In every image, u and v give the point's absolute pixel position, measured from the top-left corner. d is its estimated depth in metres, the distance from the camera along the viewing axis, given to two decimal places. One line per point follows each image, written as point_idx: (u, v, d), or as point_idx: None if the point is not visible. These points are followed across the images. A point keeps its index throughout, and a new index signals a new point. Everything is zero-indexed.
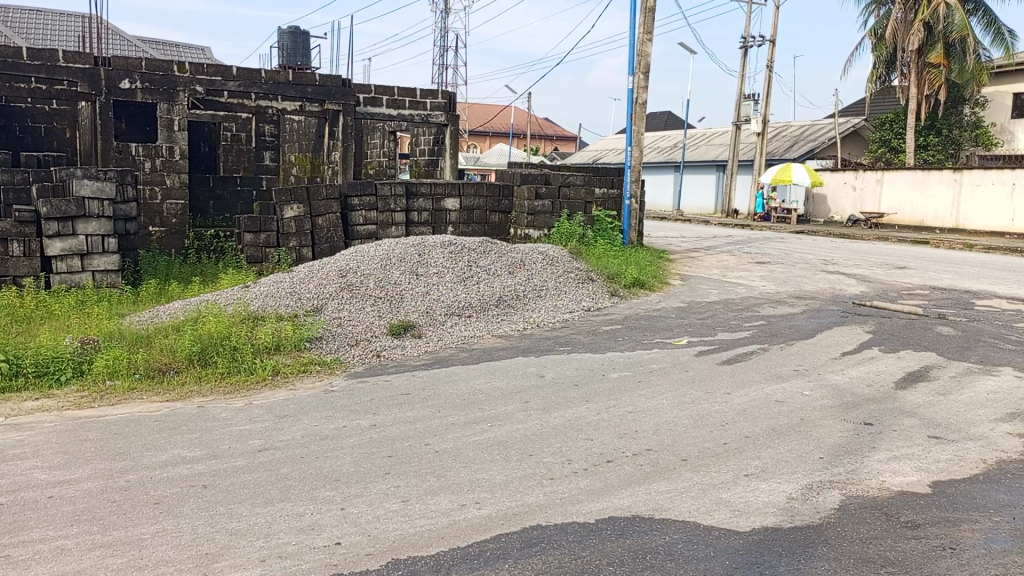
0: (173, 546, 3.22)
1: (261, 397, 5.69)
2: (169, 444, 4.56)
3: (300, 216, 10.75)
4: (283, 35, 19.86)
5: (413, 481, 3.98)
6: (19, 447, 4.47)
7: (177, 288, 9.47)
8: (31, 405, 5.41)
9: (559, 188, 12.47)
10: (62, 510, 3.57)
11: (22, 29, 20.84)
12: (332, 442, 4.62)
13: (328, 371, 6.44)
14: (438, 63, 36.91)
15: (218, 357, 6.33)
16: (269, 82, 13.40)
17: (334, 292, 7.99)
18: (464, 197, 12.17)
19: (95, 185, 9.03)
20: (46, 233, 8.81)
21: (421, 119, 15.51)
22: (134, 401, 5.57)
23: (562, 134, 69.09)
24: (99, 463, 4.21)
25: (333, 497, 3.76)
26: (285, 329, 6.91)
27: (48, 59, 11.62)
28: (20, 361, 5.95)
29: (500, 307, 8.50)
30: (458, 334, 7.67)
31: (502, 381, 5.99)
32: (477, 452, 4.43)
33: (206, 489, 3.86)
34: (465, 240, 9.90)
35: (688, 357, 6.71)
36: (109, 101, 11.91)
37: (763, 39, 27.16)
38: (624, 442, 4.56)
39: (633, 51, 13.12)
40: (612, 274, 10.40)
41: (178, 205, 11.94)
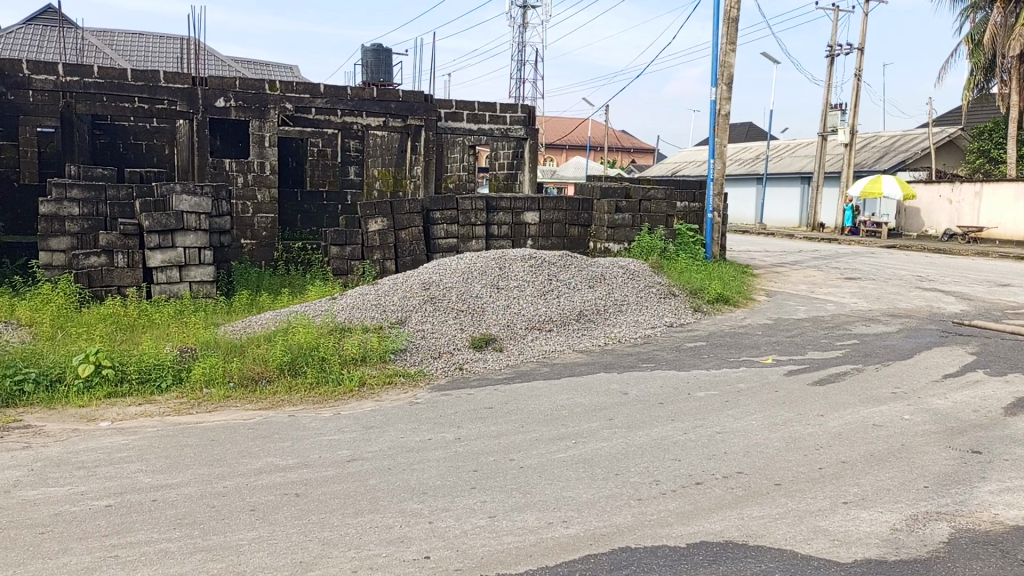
0: (269, 553, 3.30)
1: (348, 408, 5.80)
2: (263, 451, 4.70)
3: (384, 230, 11.03)
4: (366, 52, 20.40)
5: (500, 496, 3.98)
6: (125, 451, 4.69)
7: (267, 300, 9.81)
8: (135, 411, 5.67)
9: (640, 202, 12.30)
10: (165, 514, 3.71)
11: (125, 52, 22.00)
12: (418, 454, 4.67)
13: (412, 383, 6.53)
14: (515, 76, 37.23)
15: (308, 367, 6.51)
16: (354, 99, 13.65)
17: (418, 304, 8.10)
18: (544, 211, 12.20)
19: (193, 201, 9.43)
20: (148, 245, 9.25)
21: (500, 134, 15.69)
22: (230, 409, 5.78)
23: (640, 146, 68.51)
24: (198, 468, 4.37)
25: (421, 510, 3.79)
26: (371, 341, 7.05)
27: (150, 80, 12.17)
28: (125, 368, 6.22)
29: (581, 321, 8.45)
30: (539, 347, 7.66)
31: (585, 398, 5.93)
32: (563, 469, 4.39)
33: (299, 497, 3.95)
34: (546, 254, 9.92)
35: (777, 377, 6.51)
36: (205, 119, 12.46)
37: (852, 47, 26.30)
38: (713, 464, 4.45)
39: (715, 63, 12.92)
40: (695, 289, 10.20)
41: (269, 218, 12.51)
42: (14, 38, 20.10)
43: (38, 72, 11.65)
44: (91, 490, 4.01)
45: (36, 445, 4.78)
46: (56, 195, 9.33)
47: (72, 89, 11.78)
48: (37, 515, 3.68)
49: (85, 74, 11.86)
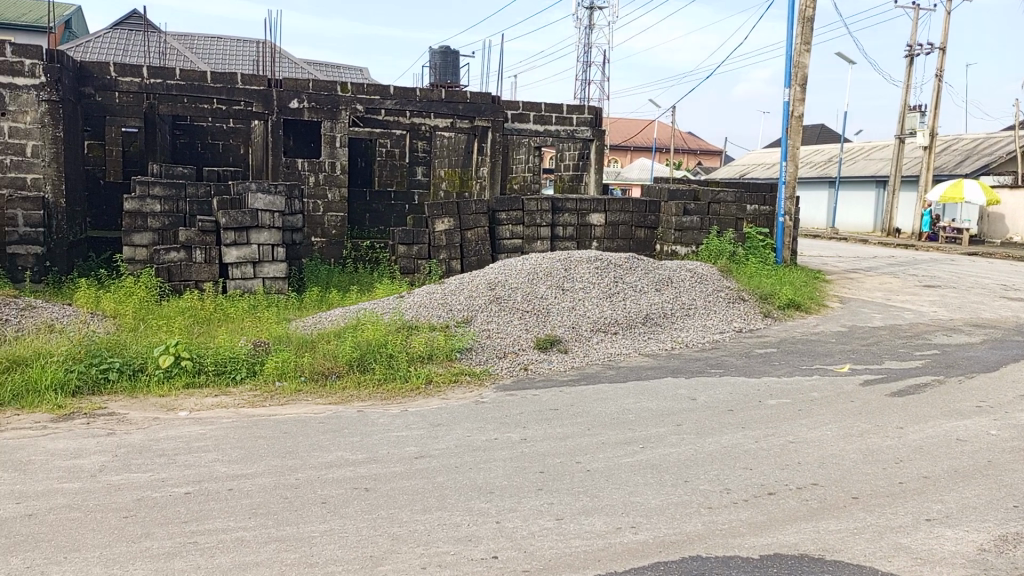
0: (341, 546, 3.35)
1: (415, 405, 5.86)
2: (334, 445, 4.78)
3: (450, 230, 11.15)
4: (434, 54, 20.64)
5: (567, 499, 3.95)
6: (202, 440, 4.84)
7: (337, 297, 10.00)
8: (212, 401, 5.86)
9: (709, 204, 12.05)
10: (241, 503, 3.81)
11: (204, 54, 22.76)
12: (484, 454, 4.68)
13: (478, 382, 6.57)
14: (581, 78, 37.12)
15: (376, 364, 6.61)
16: (424, 101, 13.88)
17: (483, 304, 8.14)
18: (610, 212, 12.11)
19: (267, 199, 9.71)
20: (224, 241, 9.56)
21: (567, 135, 15.62)
22: (301, 403, 5.91)
23: (707, 148, 67.43)
24: (271, 460, 4.47)
25: (488, 510, 3.79)
26: (438, 339, 7.12)
27: (229, 82, 12.60)
28: (203, 360, 6.44)
29: (647, 325, 8.34)
30: (605, 350, 7.60)
31: (652, 402, 5.85)
32: (630, 474, 4.33)
33: (368, 492, 4.00)
34: (612, 256, 9.83)
35: (853, 386, 6.29)
36: (280, 119, 12.83)
37: (932, 47, 25.32)
38: (787, 474, 4.33)
39: (789, 63, 12.60)
40: (765, 294, 9.97)
41: (338, 217, 12.92)
42: (102, 42, 21.02)
43: (125, 75, 12.16)
44: (170, 477, 4.15)
45: (120, 432, 4.98)
46: (140, 192, 9.69)
47: (155, 90, 12.27)
48: (121, 499, 3.82)
49: (167, 76, 12.36)
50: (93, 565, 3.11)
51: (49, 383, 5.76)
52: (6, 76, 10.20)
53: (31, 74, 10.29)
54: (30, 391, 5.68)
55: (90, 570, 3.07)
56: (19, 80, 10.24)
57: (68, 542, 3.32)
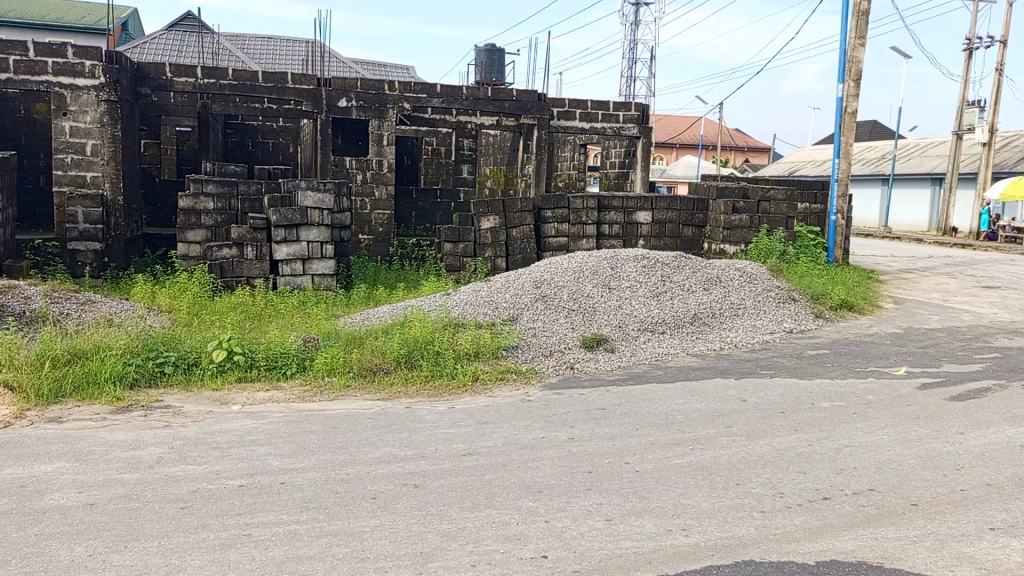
0: (391, 542, 3.37)
1: (462, 403, 5.87)
2: (383, 441, 4.82)
3: (496, 228, 11.17)
4: (480, 52, 20.67)
5: (616, 500, 3.92)
6: (255, 434, 4.93)
7: (384, 293, 10.10)
8: (263, 395, 5.96)
9: (758, 203, 11.85)
10: (293, 496, 3.86)
11: (256, 55, 23.17)
12: (532, 452, 4.67)
13: (524, 380, 6.55)
14: (626, 74, 36.85)
15: (423, 360, 6.65)
16: (470, 98, 13.74)
17: (529, 302, 8.12)
18: (657, 210, 11.99)
19: (316, 197, 9.83)
20: (275, 238, 9.72)
21: (612, 132, 15.16)
22: (350, 398, 5.98)
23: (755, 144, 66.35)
24: (322, 454, 4.53)
25: (537, 509, 3.78)
26: (484, 337, 7.13)
27: (280, 81, 12.77)
28: (254, 355, 6.56)
29: (695, 324, 8.23)
30: (652, 350, 7.52)
31: (702, 403, 5.77)
32: (680, 476, 4.28)
33: (417, 488, 4.02)
34: (659, 254, 9.74)
35: (910, 390, 6.12)
36: (329, 118, 12.98)
37: (993, 40, 24.50)
38: (842, 479, 4.22)
39: (843, 58, 12.31)
40: (817, 294, 9.76)
41: (385, 215, 13.12)
42: (158, 43, 21.56)
43: (180, 75, 12.29)
44: (224, 470, 4.23)
45: (176, 424, 5.10)
46: (194, 190, 9.90)
47: (208, 90, 12.45)
48: (178, 490, 3.91)
49: (221, 77, 12.51)
50: (152, 555, 3.18)
51: (107, 375, 5.91)
52: (67, 76, 10.51)
53: (91, 75, 10.58)
54: (90, 383, 5.84)
55: (150, 559, 3.14)
56: (80, 81, 10.54)
57: (127, 531, 3.40)
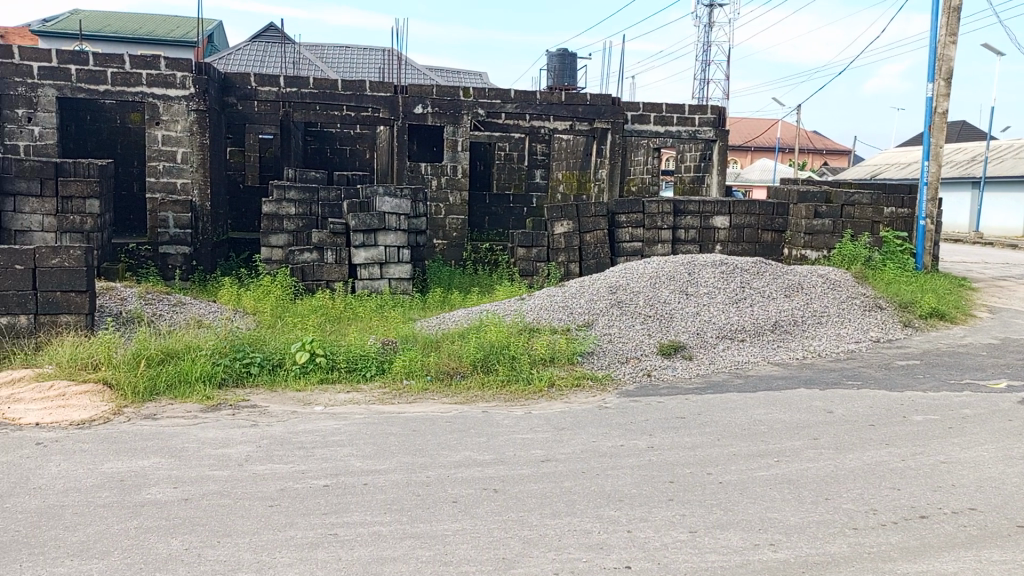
0: (473, 546, 3.38)
1: (539, 408, 5.86)
2: (462, 445, 4.85)
3: (569, 232, 11.16)
4: (552, 57, 20.69)
5: (700, 511, 3.83)
6: (338, 434, 5.03)
7: (458, 298, 10.20)
8: (345, 397, 6.08)
9: (842, 207, 11.43)
10: (376, 498, 3.92)
11: (334, 63, 23.76)
12: (611, 460, 4.61)
13: (601, 387, 6.49)
14: (700, 77, 36.29)
15: (500, 365, 6.67)
16: (543, 103, 13.71)
17: (605, 308, 8.06)
18: (735, 215, 11.74)
19: (394, 202, 10.00)
20: (353, 243, 9.91)
21: (688, 136, 14.94)
22: (428, 401, 6.04)
23: (835, 147, 64.34)
24: (403, 457, 4.58)
25: (619, 518, 3.73)
26: (560, 342, 7.10)
27: (358, 89, 12.99)
28: (335, 357, 6.70)
29: (776, 332, 8.00)
30: (732, 358, 7.35)
31: (785, 414, 5.60)
32: (765, 488, 4.16)
33: (497, 493, 4.03)
34: (738, 260, 9.53)
35: (1010, 405, 5.80)
36: (405, 125, 13.16)
37: None
38: (940, 497, 4.02)
39: (933, 56, 11.79)
40: (905, 303, 9.35)
41: (459, 220, 13.31)
42: (242, 54, 22.38)
43: (264, 85, 12.64)
44: (309, 470, 4.33)
45: (263, 424, 5.25)
46: (277, 196, 10.24)
47: (291, 99, 12.77)
48: (266, 488, 4.02)
49: (302, 85, 12.80)
50: (243, 551, 3.27)
51: (198, 375, 6.14)
52: (160, 88, 10.99)
53: (182, 86, 11.03)
54: (182, 381, 6.07)
55: (241, 555, 3.23)
56: (171, 91, 11.01)
57: (220, 527, 3.51)
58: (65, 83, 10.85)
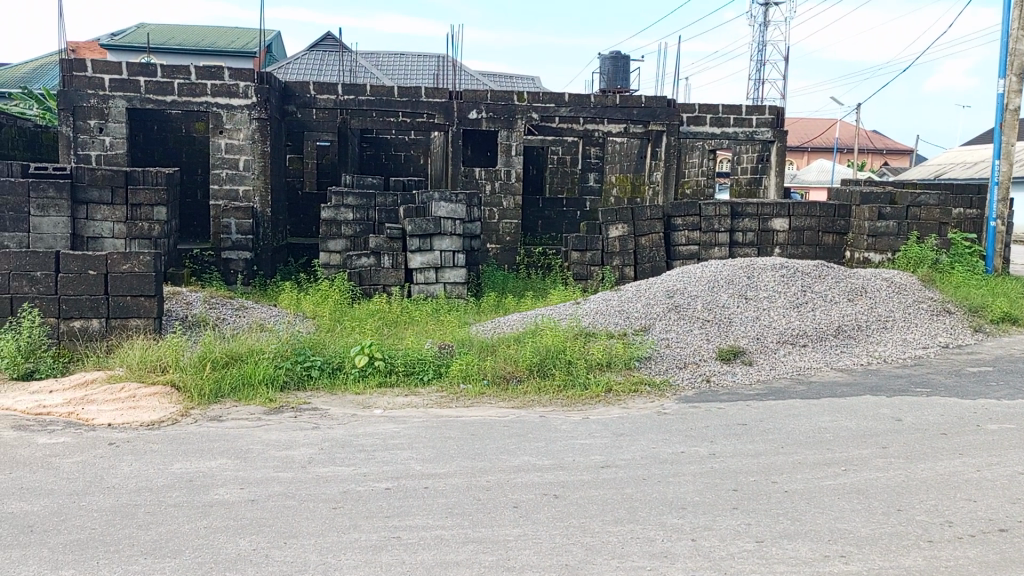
0: (536, 552, 3.37)
1: (596, 413, 5.82)
2: (521, 450, 4.84)
3: (624, 236, 11.06)
4: (605, 60, 20.62)
5: (766, 521, 3.74)
6: (397, 438, 5.08)
7: (513, 302, 10.21)
8: (403, 401, 6.14)
9: (908, 208, 11.08)
10: (438, 501, 3.94)
11: (389, 70, 24.09)
12: (672, 467, 4.54)
13: (659, 393, 6.41)
14: (755, 77, 35.68)
15: (556, 369, 6.64)
16: (598, 106, 13.64)
17: (662, 312, 7.96)
18: (794, 217, 11.48)
19: (449, 207, 10.07)
20: (410, 248, 10.01)
21: (745, 137, 14.69)
22: (486, 405, 6.06)
23: (896, 146, 62.55)
24: (462, 461, 4.60)
25: (682, 526, 3.67)
26: (617, 347, 7.04)
27: (414, 95, 13.13)
28: (393, 361, 6.77)
29: (839, 337, 7.79)
30: (794, 364, 7.18)
31: (852, 422, 5.44)
32: (833, 498, 4.04)
33: (557, 499, 4.01)
34: (799, 263, 9.32)
35: None
36: (459, 130, 13.25)
37: None
38: (1020, 510, 3.85)
39: (1005, 51, 11.35)
40: (975, 307, 9.04)
41: (512, 224, 13.32)
42: (300, 63, 22.87)
43: (322, 93, 12.91)
44: (371, 473, 4.38)
45: (324, 426, 5.33)
46: (335, 202, 10.40)
47: (348, 106, 12.98)
48: (329, 490, 4.07)
49: (359, 93, 13.01)
50: (309, 552, 3.32)
51: (261, 378, 6.27)
52: (224, 97, 11.29)
53: (244, 95, 11.31)
54: (246, 384, 6.20)
55: (307, 557, 3.28)
56: (234, 101, 11.30)
57: (286, 528, 3.57)
58: (134, 94, 11.23)
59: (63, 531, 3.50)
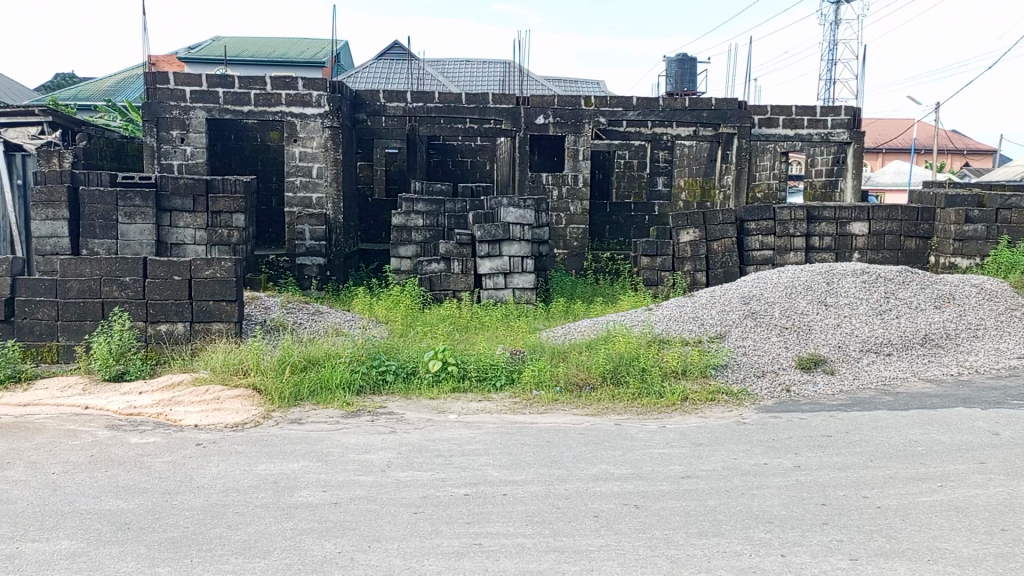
0: (620, 563, 3.31)
1: (673, 422, 5.71)
2: (598, 458, 4.78)
3: (696, 241, 10.86)
4: (672, 62, 20.35)
5: (858, 538, 3.60)
6: (473, 443, 5.08)
7: (582, 307, 10.14)
8: (477, 406, 6.14)
9: (997, 211, 10.57)
10: (517, 509, 3.91)
11: (455, 76, 24.33)
12: (756, 479, 4.41)
13: (737, 402, 6.25)
14: (827, 77, 34.74)
15: (630, 376, 6.55)
16: (666, 109, 13.43)
17: (738, 319, 7.78)
18: (874, 221, 11.09)
19: (518, 213, 10.06)
20: (479, 253, 10.05)
21: (820, 139, 14.25)
22: (559, 412, 6.01)
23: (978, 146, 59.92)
24: (539, 468, 4.56)
25: (770, 541, 3.56)
26: (691, 355, 6.90)
27: (482, 102, 13.19)
28: (466, 366, 6.78)
29: (927, 346, 7.46)
30: (879, 374, 6.89)
31: (946, 435, 5.19)
32: (931, 515, 3.86)
33: (639, 509, 3.93)
34: (880, 268, 9.01)
35: None
36: (527, 135, 13.25)
37: None
38: None
39: None
40: None
41: (580, 229, 13.26)
42: (369, 71, 23.32)
43: (392, 101, 13.10)
44: (449, 478, 4.38)
45: (400, 431, 5.38)
46: (406, 209, 10.53)
47: (417, 114, 13.14)
48: (409, 495, 4.09)
49: (428, 100, 13.15)
50: (393, 556, 3.34)
51: (338, 382, 6.36)
52: (298, 107, 11.57)
53: (318, 104, 11.57)
54: (323, 388, 6.31)
55: (391, 561, 3.29)
56: (308, 110, 11.57)
57: (369, 531, 3.60)
58: (213, 105, 11.59)
59: (158, 529, 3.60)
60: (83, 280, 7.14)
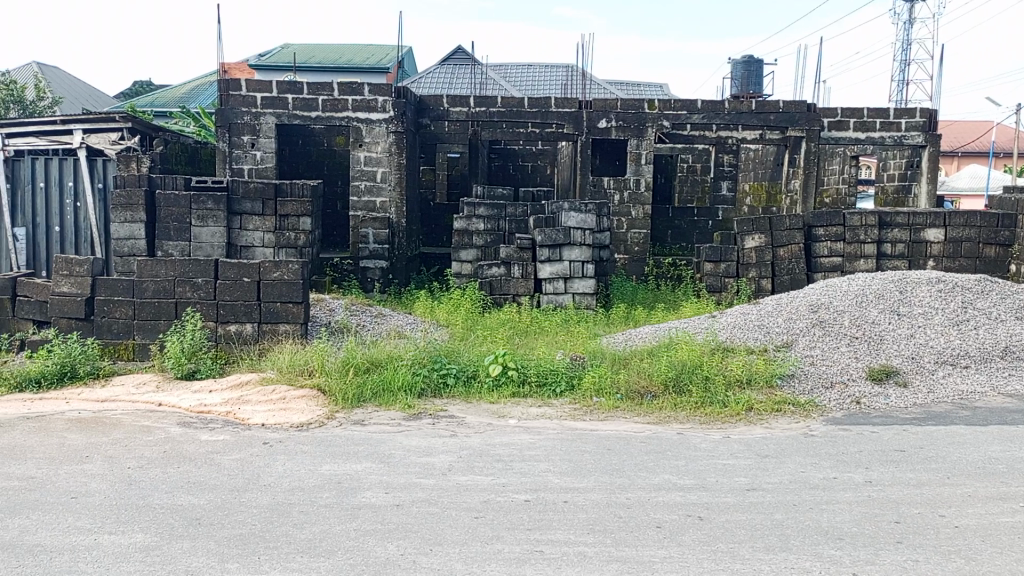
0: None
1: (738, 432, 5.59)
2: (660, 468, 4.70)
3: (761, 247, 10.64)
4: (737, 64, 20.00)
5: (935, 558, 3.45)
6: (533, 449, 5.06)
7: (643, 313, 10.02)
8: (537, 411, 6.13)
9: None
10: (578, 517, 3.88)
11: (517, 80, 24.42)
12: (825, 493, 4.28)
13: (804, 413, 6.09)
14: (901, 78, 33.60)
15: (693, 385, 6.44)
16: (732, 112, 13.20)
17: (805, 328, 7.58)
18: (950, 228, 10.66)
19: (580, 217, 10.00)
20: (540, 258, 10.04)
21: (892, 142, 13.76)
22: (620, 420, 5.95)
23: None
24: (601, 476, 4.52)
25: (841, 558, 3.44)
26: (756, 364, 6.75)
27: (544, 106, 13.19)
28: (526, 371, 6.78)
29: (1008, 359, 7.12)
30: (956, 387, 6.61)
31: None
32: (1014, 538, 3.67)
33: (703, 521, 3.85)
34: (958, 277, 8.67)
35: None
36: (588, 140, 13.19)
37: None
38: None
39: None
40: None
41: (641, 234, 13.13)
42: (432, 76, 23.60)
43: (455, 106, 13.17)
44: (509, 483, 4.37)
45: (461, 434, 5.40)
46: (467, 213, 10.61)
47: (479, 118, 13.22)
48: (471, 499, 4.11)
49: (490, 105, 13.21)
50: (454, 560, 3.35)
51: (400, 385, 6.43)
52: (363, 112, 11.78)
53: (383, 109, 11.78)
54: (386, 390, 6.39)
55: (453, 565, 3.31)
56: (374, 115, 11.78)
57: (431, 534, 3.63)
58: (283, 111, 11.89)
59: (228, 525, 3.70)
60: (159, 280, 7.41)
